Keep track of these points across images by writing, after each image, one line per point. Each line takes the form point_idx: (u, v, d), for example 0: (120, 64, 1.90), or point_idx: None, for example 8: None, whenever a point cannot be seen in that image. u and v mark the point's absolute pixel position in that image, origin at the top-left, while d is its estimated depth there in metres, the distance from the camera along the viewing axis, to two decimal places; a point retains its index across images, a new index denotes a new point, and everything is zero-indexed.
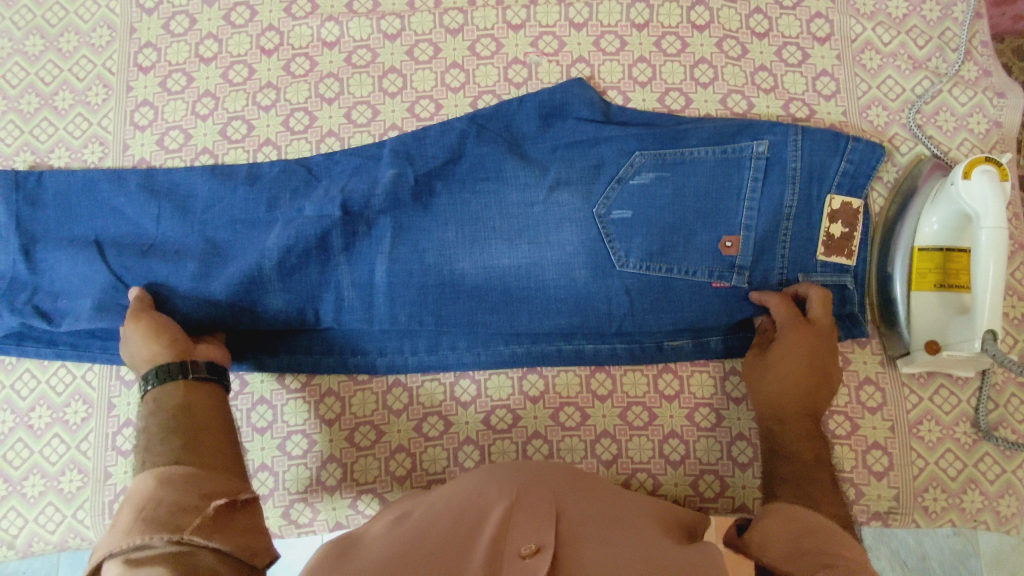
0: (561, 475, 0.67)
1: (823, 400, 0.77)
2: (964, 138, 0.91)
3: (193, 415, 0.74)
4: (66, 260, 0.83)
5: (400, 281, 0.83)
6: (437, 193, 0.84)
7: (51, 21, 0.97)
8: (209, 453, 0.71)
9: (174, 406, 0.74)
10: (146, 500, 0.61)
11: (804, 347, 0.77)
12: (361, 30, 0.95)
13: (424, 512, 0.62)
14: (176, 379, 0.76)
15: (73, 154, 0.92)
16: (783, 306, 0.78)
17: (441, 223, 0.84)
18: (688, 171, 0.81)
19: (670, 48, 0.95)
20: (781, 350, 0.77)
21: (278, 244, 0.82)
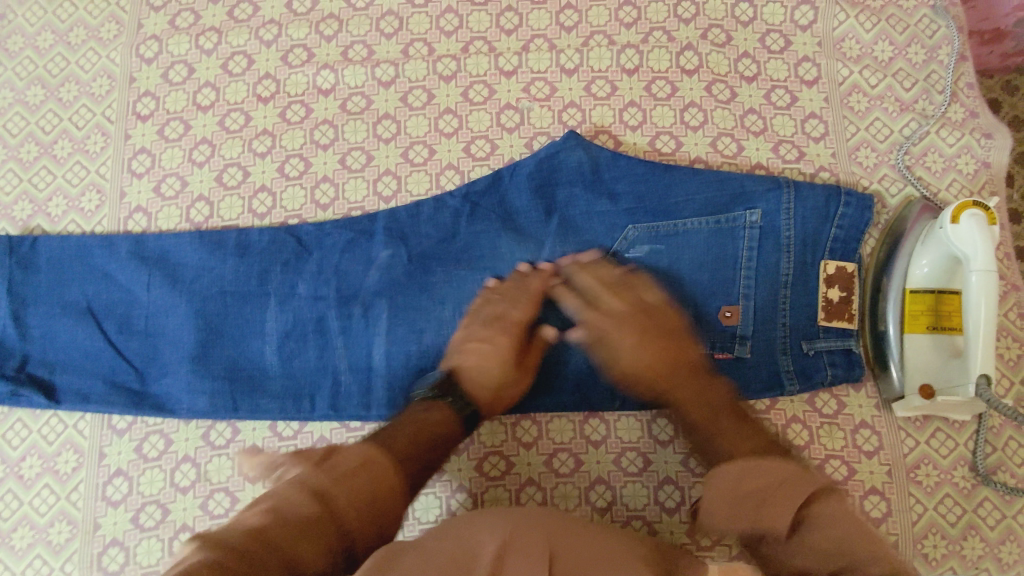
0: (540, 521, 0.65)
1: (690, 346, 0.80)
2: (953, 179, 0.92)
3: (441, 450, 0.77)
4: (65, 329, 0.87)
5: (398, 363, 0.85)
6: (431, 270, 0.87)
7: (53, 71, 0.98)
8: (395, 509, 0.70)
9: (433, 427, 0.77)
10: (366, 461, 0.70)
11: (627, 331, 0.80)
12: (356, 78, 0.96)
13: (413, 560, 0.59)
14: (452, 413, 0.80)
15: (71, 203, 0.94)
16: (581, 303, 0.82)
17: (439, 302, 0.86)
18: (682, 242, 0.85)
19: (660, 92, 0.96)
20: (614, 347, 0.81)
21: (279, 327, 0.87)
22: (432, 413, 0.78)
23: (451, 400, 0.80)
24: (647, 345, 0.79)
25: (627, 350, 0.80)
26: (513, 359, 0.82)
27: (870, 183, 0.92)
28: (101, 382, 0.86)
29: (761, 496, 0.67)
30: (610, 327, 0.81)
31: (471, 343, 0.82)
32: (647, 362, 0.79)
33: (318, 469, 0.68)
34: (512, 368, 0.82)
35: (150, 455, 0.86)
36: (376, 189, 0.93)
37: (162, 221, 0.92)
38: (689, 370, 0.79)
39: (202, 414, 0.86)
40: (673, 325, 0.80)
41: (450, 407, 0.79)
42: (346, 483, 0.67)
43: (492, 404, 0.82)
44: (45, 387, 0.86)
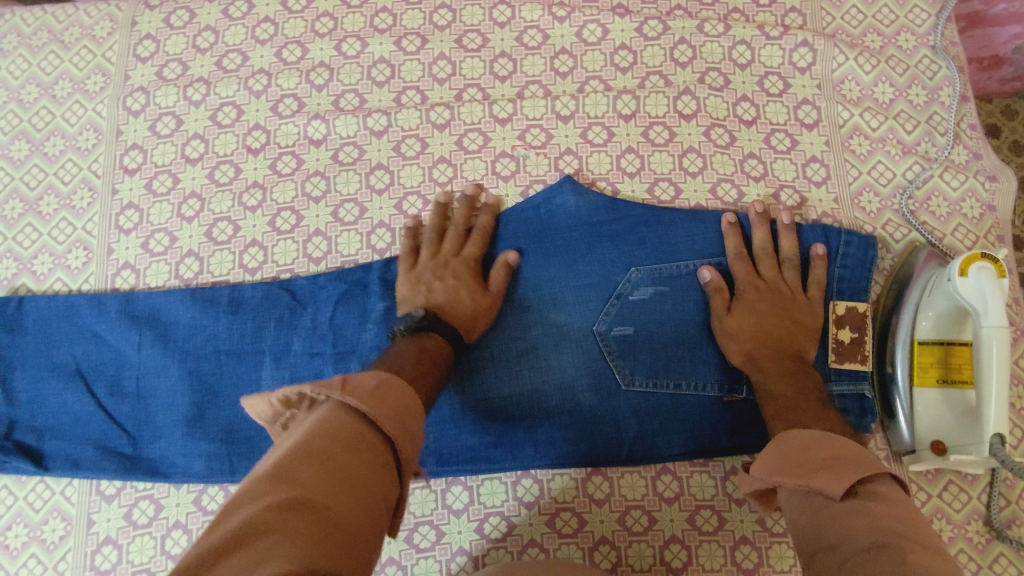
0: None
1: (807, 334, 0.82)
2: (958, 224, 0.90)
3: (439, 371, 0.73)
4: (56, 393, 0.85)
5: None
6: None
7: (38, 125, 0.96)
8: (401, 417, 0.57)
9: (423, 344, 0.74)
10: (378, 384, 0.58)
11: (760, 304, 0.82)
12: (348, 127, 0.94)
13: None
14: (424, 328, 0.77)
15: (57, 260, 0.91)
16: (745, 273, 0.84)
17: None
18: (687, 283, 0.86)
19: (657, 138, 0.94)
20: (742, 305, 0.82)
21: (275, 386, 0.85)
22: (426, 340, 0.75)
23: (438, 329, 0.77)
24: (771, 322, 0.81)
25: (748, 317, 0.81)
26: (474, 284, 0.83)
27: (874, 228, 0.91)
28: (92, 447, 0.84)
29: (825, 457, 0.62)
30: (750, 296, 0.83)
31: (436, 282, 0.83)
32: (759, 326, 0.81)
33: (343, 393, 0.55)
34: (479, 292, 0.83)
35: (140, 521, 0.83)
36: (370, 242, 0.91)
37: (150, 277, 0.90)
38: (785, 344, 0.80)
39: (196, 478, 0.83)
40: (806, 310, 0.83)
41: (440, 334, 0.77)
42: (377, 402, 0.56)
43: (473, 320, 0.82)
44: (33, 454, 0.84)
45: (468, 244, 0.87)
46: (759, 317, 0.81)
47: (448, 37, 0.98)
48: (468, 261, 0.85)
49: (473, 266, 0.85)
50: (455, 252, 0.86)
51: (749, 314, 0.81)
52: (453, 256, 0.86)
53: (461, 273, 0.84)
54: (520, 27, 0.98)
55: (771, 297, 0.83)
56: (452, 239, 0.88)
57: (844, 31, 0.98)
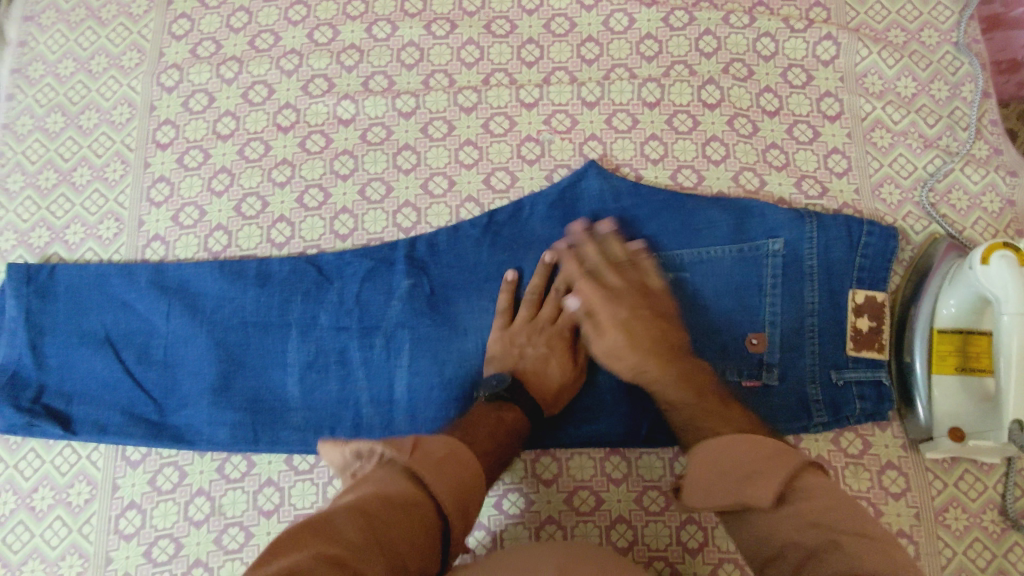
0: (577, 552, 0.73)
1: (676, 328, 0.79)
2: (978, 217, 0.91)
3: (512, 443, 0.76)
4: (84, 359, 0.87)
5: (421, 396, 0.84)
6: (453, 304, 0.87)
7: (73, 99, 0.98)
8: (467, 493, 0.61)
9: (502, 419, 0.76)
10: (452, 454, 0.63)
11: (620, 310, 0.79)
12: (377, 108, 0.96)
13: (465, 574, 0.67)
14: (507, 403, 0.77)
15: (89, 230, 0.93)
16: (588, 285, 0.81)
17: (461, 335, 0.85)
18: (709, 269, 0.87)
19: (681, 126, 0.95)
20: (603, 318, 0.79)
21: (300, 358, 0.86)
22: (506, 413, 0.77)
23: (520, 399, 0.78)
24: (644, 323, 0.78)
25: (614, 326, 0.78)
26: (566, 354, 0.83)
27: (894, 220, 0.92)
28: (120, 413, 0.86)
29: (745, 470, 0.58)
30: (607, 308, 0.79)
31: (528, 347, 0.83)
32: (634, 334, 0.77)
33: (412, 457, 0.59)
34: (568, 365, 0.83)
35: (164, 487, 0.84)
36: (396, 221, 0.92)
37: (180, 250, 0.92)
38: (663, 340, 0.77)
39: (220, 446, 0.85)
40: (666, 303, 0.81)
41: (520, 406, 0.78)
42: (442, 472, 0.60)
43: (556, 397, 0.83)
44: (61, 418, 0.86)
45: (562, 310, 0.85)
46: (629, 322, 0.78)
47: (477, 22, 0.99)
48: (563, 330, 0.84)
49: (567, 338, 0.84)
50: (552, 317, 0.85)
51: (615, 325, 0.78)
52: (548, 324, 0.84)
53: (554, 343, 0.83)
54: (547, 15, 1.00)
55: (626, 303, 0.79)
56: (550, 304, 0.85)
57: (867, 26, 0.99)
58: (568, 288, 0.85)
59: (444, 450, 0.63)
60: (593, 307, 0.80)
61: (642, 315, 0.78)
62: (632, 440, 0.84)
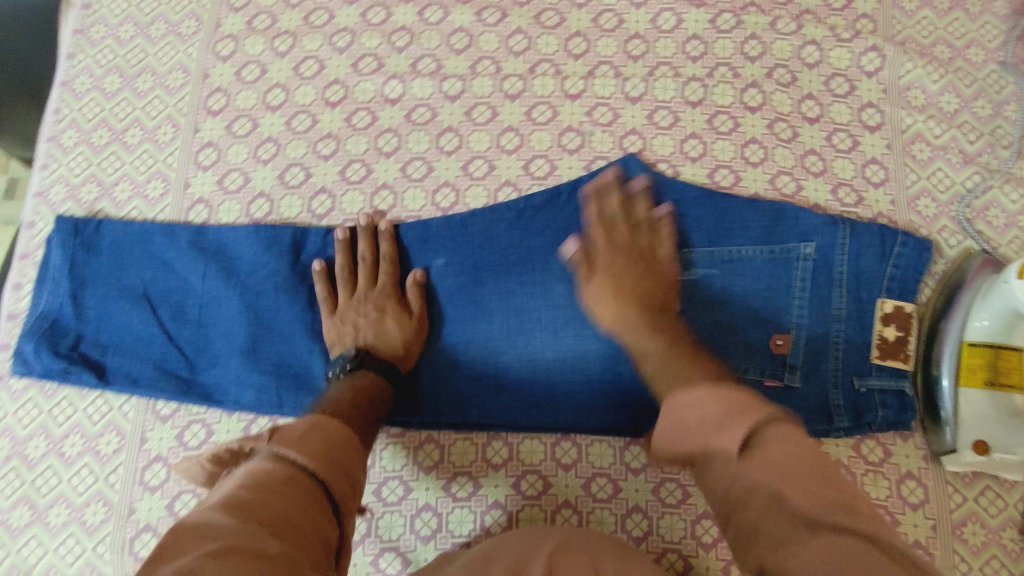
0: (563, 541, 0.71)
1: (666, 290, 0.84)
2: (1014, 235, 0.91)
3: (380, 407, 0.81)
4: (121, 312, 0.89)
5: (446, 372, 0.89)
6: (485, 285, 0.90)
7: (130, 62, 1.00)
8: (341, 457, 0.66)
9: (360, 387, 0.80)
10: (311, 424, 0.67)
11: (617, 261, 0.85)
12: (423, 90, 0.97)
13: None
14: (359, 371, 0.82)
15: (136, 189, 0.95)
16: (596, 228, 0.88)
17: (487, 315, 0.89)
18: (737, 268, 0.89)
19: (721, 126, 0.96)
20: (600, 259, 0.86)
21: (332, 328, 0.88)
22: (358, 379, 0.81)
23: (372, 365, 0.84)
24: (631, 274, 0.84)
25: (606, 270, 0.85)
26: (396, 313, 0.88)
27: (929, 232, 0.92)
28: (152, 367, 0.88)
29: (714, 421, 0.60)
30: (607, 255, 0.86)
31: (360, 319, 0.87)
32: (619, 283, 0.83)
33: (272, 442, 0.64)
34: (403, 322, 0.87)
35: (190, 443, 0.86)
36: (434, 200, 0.94)
37: (222, 214, 0.94)
38: (648, 292, 0.83)
39: (247, 407, 0.86)
40: (664, 266, 0.86)
41: (371, 368, 0.83)
42: (303, 444, 0.64)
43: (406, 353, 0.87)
44: (96, 367, 0.88)
45: (381, 271, 0.90)
46: (619, 271, 0.84)
47: (527, 12, 1.01)
48: (385, 291, 0.89)
49: (393, 297, 0.89)
50: (370, 284, 0.89)
51: (609, 269, 0.85)
52: (370, 290, 0.89)
53: (382, 305, 0.88)
54: (596, 10, 1.01)
55: (625, 253, 0.86)
56: (364, 271, 0.90)
57: (914, 40, 1.00)
58: (378, 250, 0.91)
59: (304, 424, 0.67)
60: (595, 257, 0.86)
61: (635, 270, 0.84)
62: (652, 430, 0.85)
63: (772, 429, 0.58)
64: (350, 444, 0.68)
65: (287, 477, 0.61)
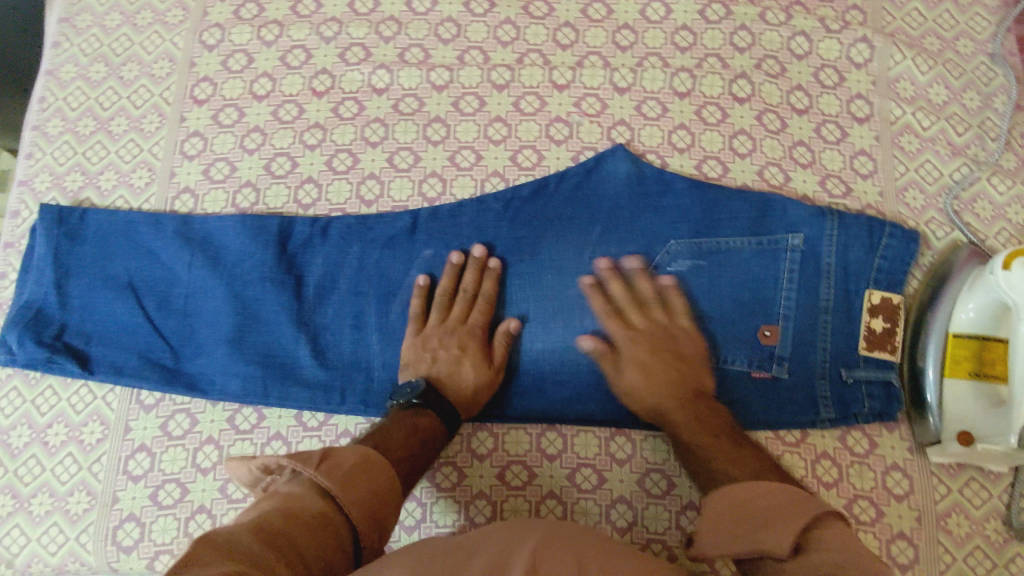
0: (545, 536, 0.65)
1: (701, 374, 0.82)
2: (1002, 227, 0.91)
3: (434, 445, 0.79)
4: (106, 301, 0.89)
5: None
6: None
7: (116, 51, 1.00)
8: (379, 507, 0.67)
9: (421, 426, 0.78)
10: (363, 464, 0.68)
11: (644, 354, 0.82)
12: (411, 80, 0.97)
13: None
14: (420, 408, 0.80)
15: (121, 178, 0.95)
16: (608, 317, 0.85)
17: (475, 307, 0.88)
18: (725, 260, 0.87)
19: (710, 117, 0.96)
20: (625, 355, 0.83)
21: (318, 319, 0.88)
22: (420, 417, 0.79)
23: (434, 405, 0.81)
24: (664, 366, 0.81)
25: (634, 365, 0.82)
26: (479, 356, 0.85)
27: (916, 224, 0.92)
28: (136, 356, 0.87)
29: (760, 516, 0.61)
30: (628, 346, 0.83)
31: (439, 351, 0.85)
32: (653, 389, 0.81)
33: (319, 470, 0.65)
34: (483, 367, 0.84)
35: (175, 433, 0.86)
36: (421, 190, 0.93)
37: (208, 203, 0.93)
38: (685, 389, 0.81)
39: (231, 397, 0.86)
40: (690, 351, 0.83)
41: (437, 412, 0.80)
42: (348, 485, 0.65)
43: (472, 399, 0.84)
44: (79, 357, 0.87)
45: (474, 309, 0.87)
46: (652, 369, 0.82)
47: (515, 2, 1.00)
48: (473, 330, 0.86)
49: (480, 337, 0.86)
50: (461, 318, 0.87)
51: (640, 366, 0.82)
52: (459, 323, 0.86)
53: (466, 343, 0.85)
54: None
55: (650, 343, 0.83)
56: (460, 304, 0.87)
57: (903, 32, 0.99)
58: (481, 286, 0.88)
59: (353, 461, 0.68)
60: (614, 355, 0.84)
61: (664, 361, 0.82)
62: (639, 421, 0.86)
63: (823, 526, 0.57)
64: (389, 491, 0.69)
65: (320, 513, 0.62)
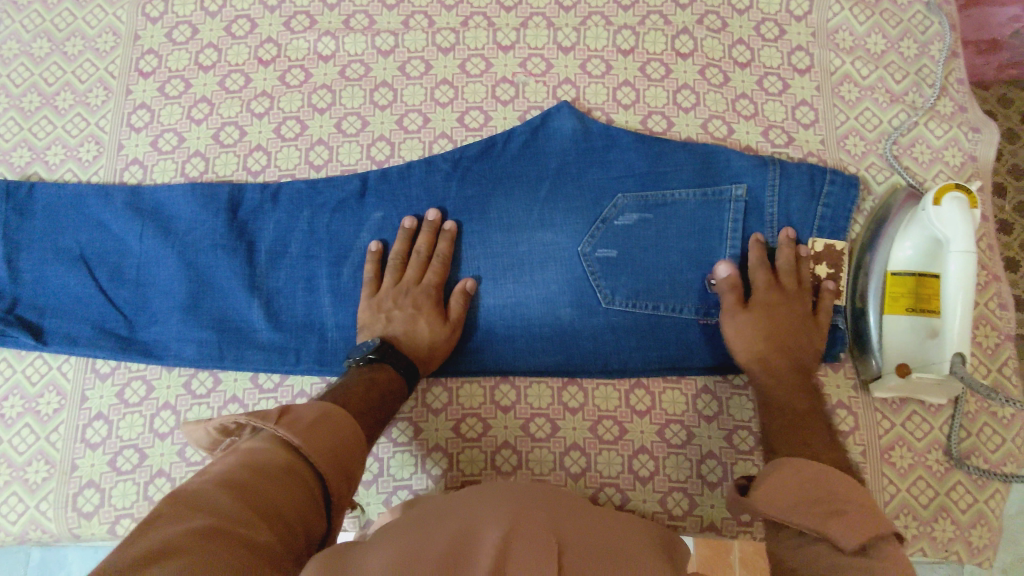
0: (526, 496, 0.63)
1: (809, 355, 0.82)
2: (939, 170, 0.93)
3: (394, 402, 0.78)
4: (57, 274, 0.89)
5: None
6: None
7: (59, 26, 1.00)
8: (346, 455, 0.63)
9: (387, 383, 0.78)
10: (325, 418, 0.65)
11: (777, 313, 0.82)
12: (356, 45, 0.98)
13: (390, 550, 0.53)
14: (379, 364, 0.80)
15: (69, 153, 0.95)
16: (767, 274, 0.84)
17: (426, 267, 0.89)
18: (671, 212, 0.87)
19: (654, 73, 0.97)
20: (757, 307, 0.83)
21: (271, 283, 0.89)
22: (379, 372, 0.79)
23: (392, 360, 0.81)
24: (780, 332, 0.81)
25: (755, 318, 0.82)
26: (433, 313, 0.85)
27: (857, 169, 0.94)
28: (90, 326, 0.88)
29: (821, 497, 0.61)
30: (763, 301, 0.83)
31: (395, 311, 0.85)
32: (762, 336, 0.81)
33: (279, 425, 0.61)
34: (438, 324, 0.85)
35: (131, 400, 0.87)
36: (370, 154, 0.94)
37: (157, 173, 0.94)
38: (791, 353, 0.81)
39: (188, 363, 0.87)
40: (816, 328, 0.83)
41: (393, 365, 0.80)
42: (310, 435, 0.62)
43: (431, 357, 0.85)
44: (33, 330, 0.88)
45: (427, 270, 0.88)
46: (771, 328, 0.81)
47: None
48: (428, 290, 0.86)
49: (434, 298, 0.86)
50: (416, 279, 0.87)
51: (762, 320, 0.82)
52: (413, 285, 0.87)
53: (420, 303, 0.85)
54: None
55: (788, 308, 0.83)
56: (413, 265, 0.88)
57: None
58: (433, 249, 0.89)
59: (314, 415, 0.64)
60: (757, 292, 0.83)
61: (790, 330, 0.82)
62: (590, 370, 0.88)
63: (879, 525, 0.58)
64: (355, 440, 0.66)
65: (290, 467, 0.58)
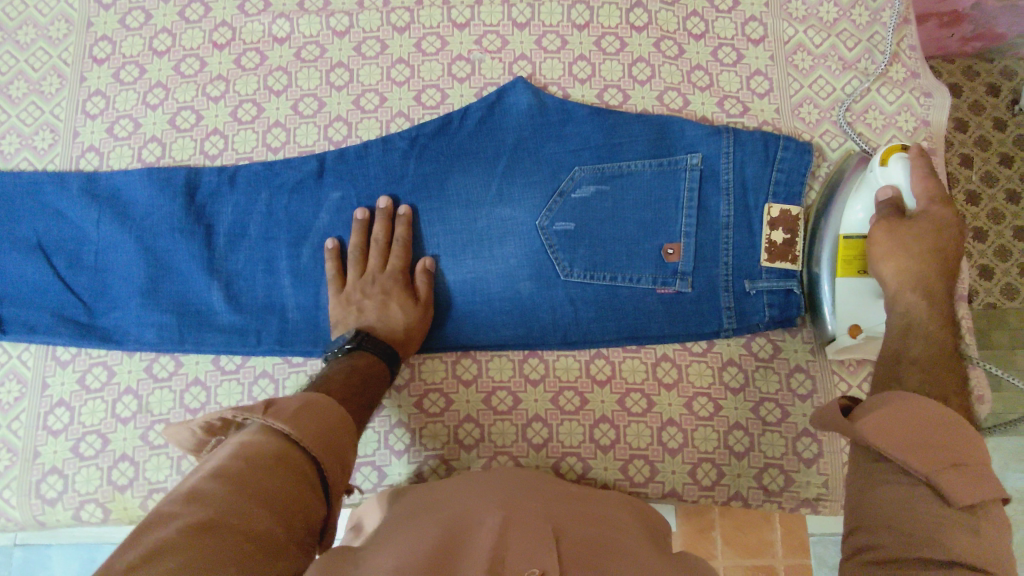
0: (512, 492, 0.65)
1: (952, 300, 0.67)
2: (892, 136, 0.94)
3: (378, 385, 0.78)
4: (14, 262, 0.89)
5: None
6: None
7: (10, 14, 0.99)
8: (338, 441, 0.62)
9: (366, 365, 0.78)
10: (310, 405, 0.63)
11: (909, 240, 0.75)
12: (311, 27, 0.97)
13: (384, 555, 0.53)
14: (361, 350, 0.80)
15: (23, 141, 0.95)
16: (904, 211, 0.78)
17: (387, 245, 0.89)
18: (627, 183, 0.88)
19: (609, 47, 0.98)
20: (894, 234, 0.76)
21: (230, 266, 0.89)
22: (358, 358, 0.79)
23: (370, 345, 0.81)
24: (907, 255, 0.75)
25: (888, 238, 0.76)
26: (404, 296, 0.85)
27: (811, 137, 0.95)
28: (49, 314, 0.88)
29: None
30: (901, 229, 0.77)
31: (366, 301, 0.86)
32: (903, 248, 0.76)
33: (266, 414, 0.59)
34: (410, 306, 0.85)
35: (93, 386, 0.87)
36: (327, 134, 0.94)
37: (113, 160, 0.94)
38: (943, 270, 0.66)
39: (150, 347, 0.87)
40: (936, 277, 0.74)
41: (371, 350, 0.81)
42: (299, 420, 0.60)
43: (408, 341, 0.85)
44: None
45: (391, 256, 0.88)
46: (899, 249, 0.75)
47: None
48: (394, 274, 0.87)
49: (400, 281, 0.86)
50: (381, 266, 0.87)
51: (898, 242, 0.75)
52: (379, 272, 0.87)
53: (387, 285, 0.86)
54: None
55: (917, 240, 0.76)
56: (375, 254, 0.88)
57: None
58: (392, 233, 0.89)
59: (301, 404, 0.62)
60: (944, 218, 0.77)
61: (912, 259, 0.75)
62: (551, 342, 0.88)
63: None
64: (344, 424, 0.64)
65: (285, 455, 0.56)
